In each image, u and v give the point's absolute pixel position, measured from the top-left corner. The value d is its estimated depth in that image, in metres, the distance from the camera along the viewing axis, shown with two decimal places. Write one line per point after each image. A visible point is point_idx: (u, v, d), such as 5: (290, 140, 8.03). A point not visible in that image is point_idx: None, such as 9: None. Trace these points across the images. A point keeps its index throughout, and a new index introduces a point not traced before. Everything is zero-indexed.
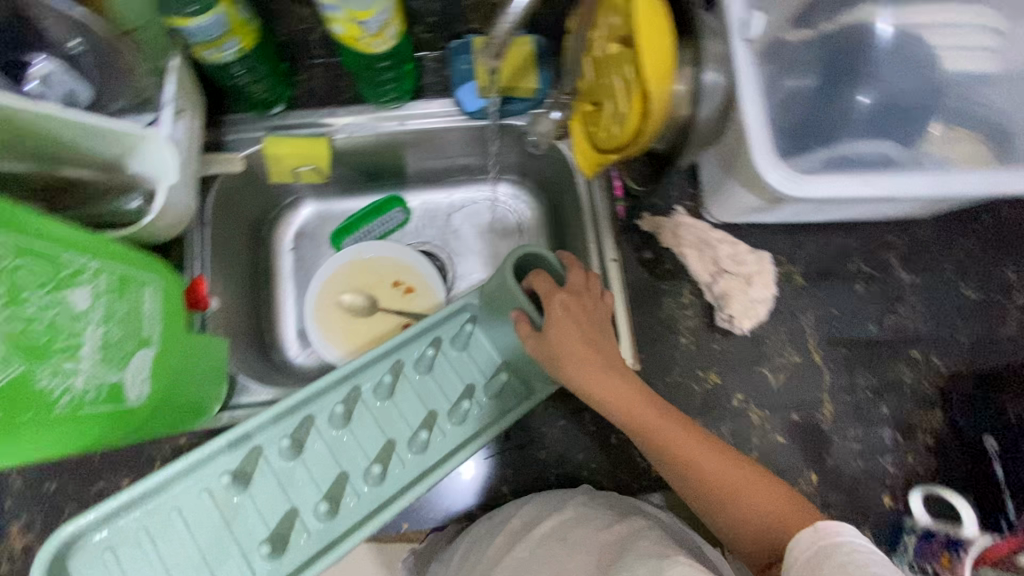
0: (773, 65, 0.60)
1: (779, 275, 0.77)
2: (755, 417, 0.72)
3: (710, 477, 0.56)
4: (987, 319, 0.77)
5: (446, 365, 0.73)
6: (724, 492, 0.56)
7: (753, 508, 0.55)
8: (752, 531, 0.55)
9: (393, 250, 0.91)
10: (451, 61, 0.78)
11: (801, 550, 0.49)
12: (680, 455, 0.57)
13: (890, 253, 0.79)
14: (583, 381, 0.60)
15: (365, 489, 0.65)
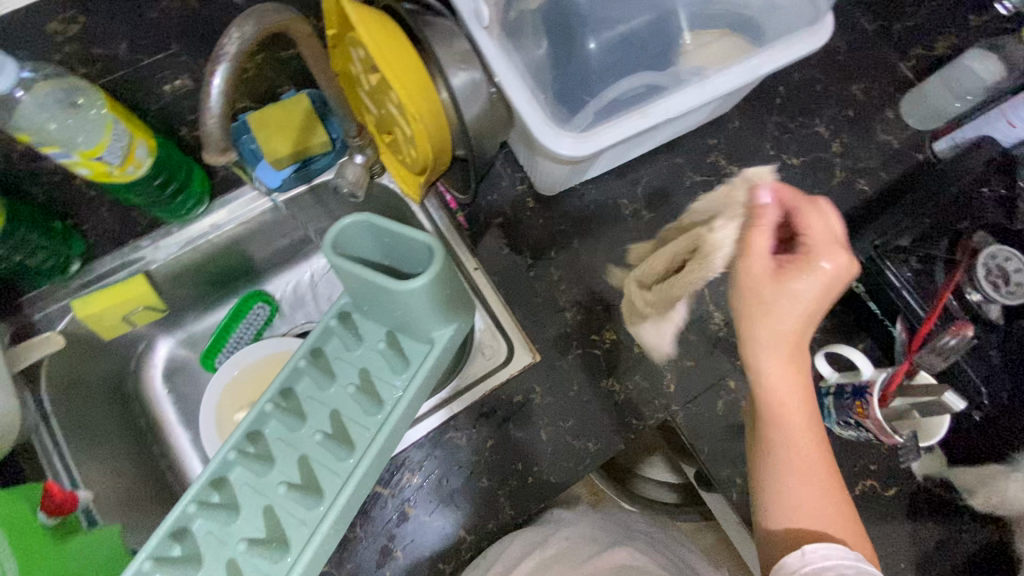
0: (519, 42, 0.61)
1: (628, 216, 0.80)
2: (659, 354, 0.75)
3: (796, 458, 0.55)
4: (816, 177, 0.83)
5: (349, 357, 0.69)
6: (796, 465, 0.55)
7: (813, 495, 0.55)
8: (802, 506, 0.55)
9: (272, 346, 0.86)
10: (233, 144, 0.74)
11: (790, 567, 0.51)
12: (793, 440, 0.55)
13: (716, 155, 0.83)
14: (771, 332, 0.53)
15: (307, 509, 0.61)
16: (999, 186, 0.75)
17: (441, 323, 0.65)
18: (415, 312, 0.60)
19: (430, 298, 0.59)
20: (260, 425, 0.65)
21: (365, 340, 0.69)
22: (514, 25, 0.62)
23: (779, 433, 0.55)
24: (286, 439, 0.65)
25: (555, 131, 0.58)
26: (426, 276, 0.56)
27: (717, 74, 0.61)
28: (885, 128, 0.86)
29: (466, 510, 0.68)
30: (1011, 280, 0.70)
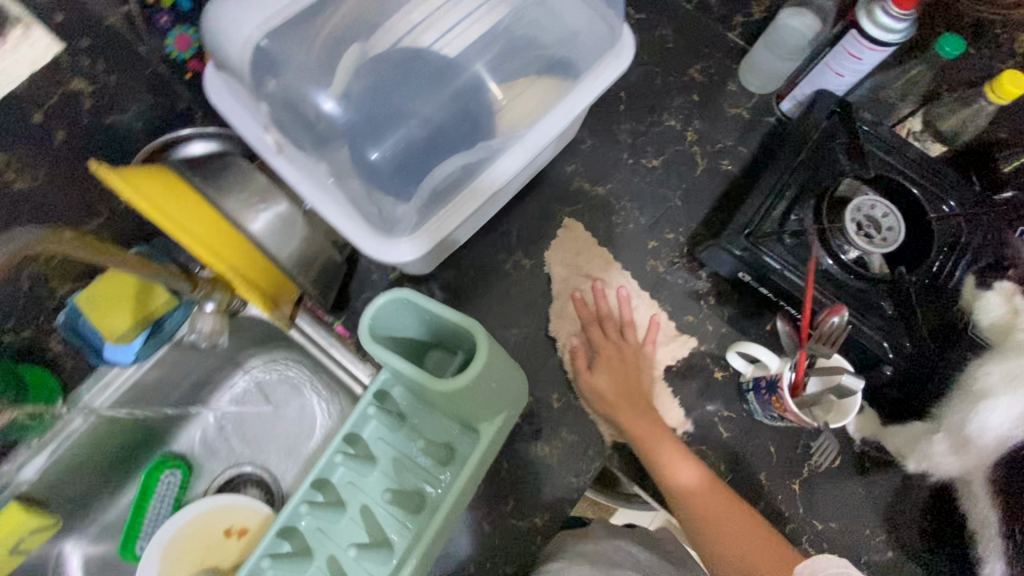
0: (321, 152, 0.56)
1: (509, 269, 0.78)
2: (580, 401, 0.73)
3: (696, 485, 0.64)
4: (681, 172, 0.83)
5: (389, 440, 0.70)
6: (711, 517, 0.62)
7: (740, 534, 0.61)
8: (737, 545, 0.60)
9: (199, 507, 0.79)
10: (77, 337, 0.69)
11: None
12: (675, 463, 0.65)
13: (578, 180, 0.82)
14: (614, 401, 0.69)
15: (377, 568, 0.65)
16: (843, 136, 0.74)
17: (491, 419, 0.63)
18: (461, 407, 0.60)
19: (480, 389, 0.58)
20: (329, 473, 0.67)
21: (407, 420, 0.70)
22: (304, 136, 0.56)
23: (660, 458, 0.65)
24: (325, 532, 0.67)
25: (383, 244, 0.55)
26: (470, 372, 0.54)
27: (530, 132, 0.60)
28: (732, 101, 0.86)
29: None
30: (881, 228, 0.71)
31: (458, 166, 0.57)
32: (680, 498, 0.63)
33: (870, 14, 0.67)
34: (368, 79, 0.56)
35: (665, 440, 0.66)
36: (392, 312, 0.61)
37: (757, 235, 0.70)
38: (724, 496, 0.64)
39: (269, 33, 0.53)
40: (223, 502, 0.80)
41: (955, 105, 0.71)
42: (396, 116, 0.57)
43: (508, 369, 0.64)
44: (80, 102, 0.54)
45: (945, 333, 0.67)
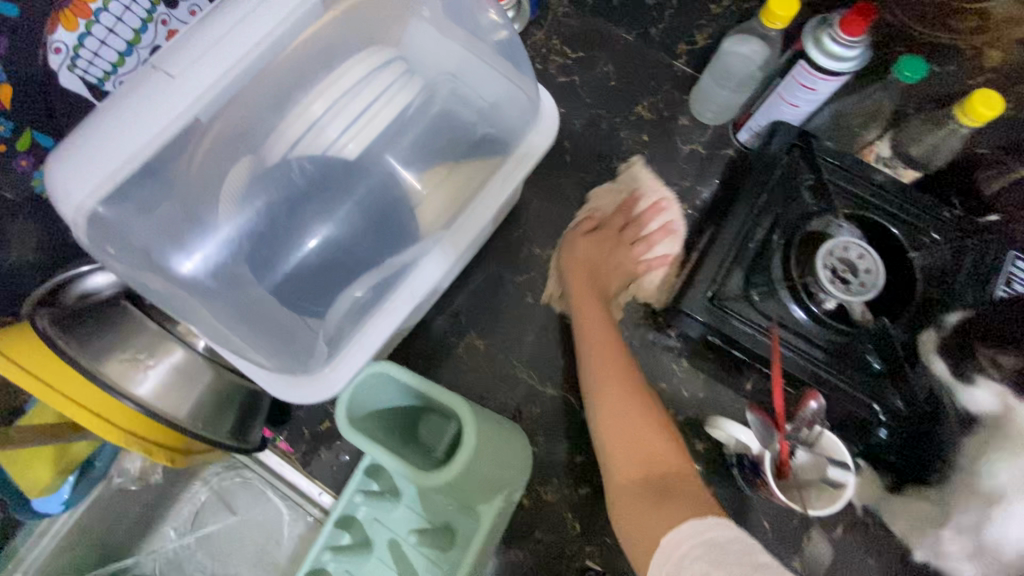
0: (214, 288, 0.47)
1: (462, 353, 0.72)
2: (551, 496, 0.67)
3: (632, 422, 0.59)
4: (637, 224, 0.76)
5: (387, 522, 0.66)
6: (630, 431, 0.58)
7: (661, 453, 0.56)
8: (643, 454, 0.57)
9: None
10: None
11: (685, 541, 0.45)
12: (614, 399, 0.61)
13: (528, 246, 0.75)
14: (584, 325, 0.67)
15: None
16: (807, 172, 0.67)
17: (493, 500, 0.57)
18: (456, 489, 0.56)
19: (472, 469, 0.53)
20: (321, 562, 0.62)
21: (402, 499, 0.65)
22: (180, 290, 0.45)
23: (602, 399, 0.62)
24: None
25: (292, 384, 0.49)
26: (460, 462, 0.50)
27: (450, 233, 0.54)
28: (685, 137, 0.80)
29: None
30: (859, 271, 0.64)
31: (368, 287, 0.52)
32: (603, 416, 0.61)
33: (819, 44, 0.61)
34: (256, 200, 0.49)
35: (610, 351, 0.65)
36: (371, 394, 0.57)
37: (723, 296, 0.64)
38: (645, 415, 0.59)
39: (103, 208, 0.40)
40: None
41: (924, 128, 0.64)
42: (295, 235, 0.51)
43: (501, 437, 0.60)
44: None
45: None
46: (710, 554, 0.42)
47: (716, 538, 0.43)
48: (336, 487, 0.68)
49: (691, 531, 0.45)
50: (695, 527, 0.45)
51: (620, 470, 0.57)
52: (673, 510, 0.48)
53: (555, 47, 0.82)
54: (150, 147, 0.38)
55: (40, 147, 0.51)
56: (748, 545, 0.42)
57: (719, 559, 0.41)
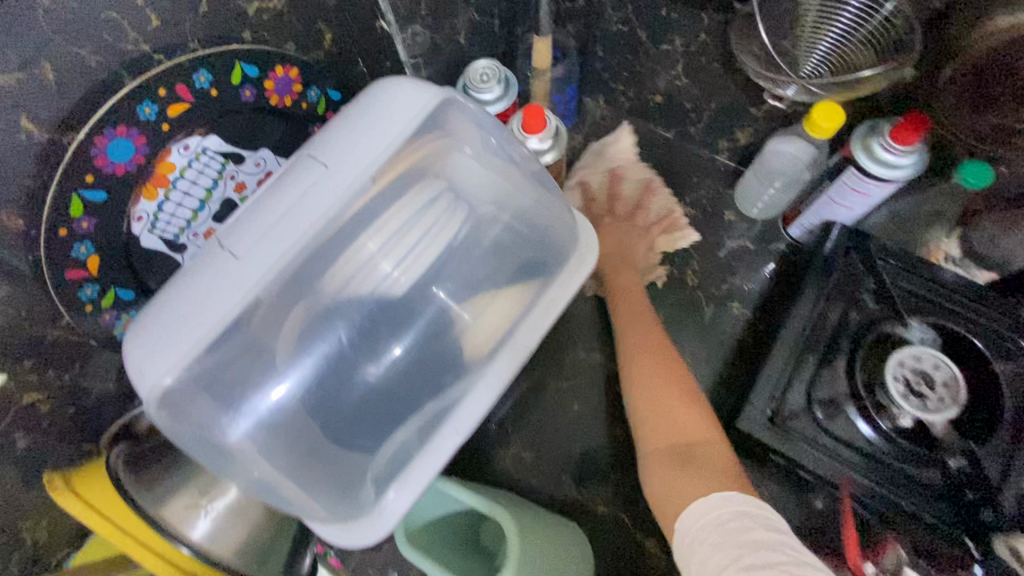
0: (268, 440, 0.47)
1: (510, 465, 0.71)
2: None
3: (676, 416, 0.56)
4: (684, 325, 0.75)
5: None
6: (659, 411, 0.57)
7: (685, 428, 0.55)
8: (674, 427, 0.55)
9: None
10: None
11: (702, 512, 0.44)
12: (650, 388, 0.60)
13: (572, 350, 0.75)
14: (622, 323, 0.69)
15: None
16: (868, 276, 0.64)
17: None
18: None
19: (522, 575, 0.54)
20: None
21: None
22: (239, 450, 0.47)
23: (645, 379, 0.61)
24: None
25: (343, 529, 0.49)
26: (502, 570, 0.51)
27: (493, 366, 0.55)
28: (731, 234, 0.78)
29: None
30: (936, 384, 0.59)
31: (415, 428, 0.53)
32: (637, 389, 0.60)
33: (868, 150, 0.59)
34: (317, 348, 0.50)
35: (649, 336, 0.66)
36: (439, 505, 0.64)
37: (782, 415, 0.60)
38: (679, 383, 0.59)
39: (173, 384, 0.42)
40: None
41: (1004, 224, 0.60)
42: (351, 376, 0.52)
43: (563, 540, 0.60)
44: (37, 410, 0.54)
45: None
46: (721, 530, 0.41)
47: (733, 525, 0.41)
48: None
49: (708, 504, 0.44)
50: (706, 505, 0.44)
51: (648, 444, 0.56)
52: (700, 483, 0.47)
53: (594, 148, 0.84)
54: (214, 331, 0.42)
55: (123, 302, 0.54)
56: (765, 523, 0.41)
57: (734, 541, 0.40)
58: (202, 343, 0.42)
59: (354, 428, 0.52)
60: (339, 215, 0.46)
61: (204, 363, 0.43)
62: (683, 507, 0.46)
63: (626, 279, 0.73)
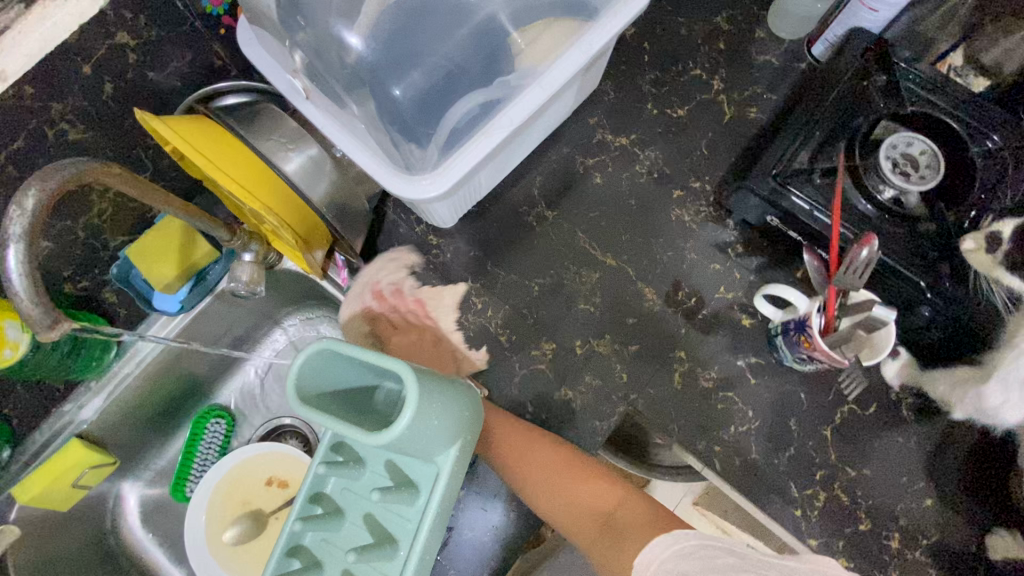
0: (340, 80, 0.58)
1: (532, 221, 0.78)
2: (602, 349, 0.73)
3: (558, 484, 0.60)
4: (705, 122, 0.81)
5: (358, 489, 0.58)
6: (550, 487, 0.60)
7: (587, 503, 0.59)
8: (580, 506, 0.59)
9: (256, 447, 0.85)
10: (128, 286, 0.73)
11: (660, 549, 0.48)
12: (531, 471, 0.61)
13: (601, 131, 0.81)
14: None
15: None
16: (880, 75, 0.71)
17: (469, 425, 0.55)
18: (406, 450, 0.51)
19: (420, 425, 0.49)
20: (298, 537, 0.56)
21: (369, 463, 0.57)
22: (332, 81, 0.57)
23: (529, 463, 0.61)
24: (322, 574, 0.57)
25: (408, 180, 0.56)
26: (403, 417, 0.46)
27: (549, 70, 0.59)
28: (761, 48, 0.84)
29: (480, 559, 0.69)
30: (920, 166, 0.68)
31: (475, 106, 0.58)
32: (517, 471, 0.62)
33: None
34: (394, 19, 0.58)
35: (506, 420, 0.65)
36: (322, 369, 0.51)
37: (784, 176, 0.68)
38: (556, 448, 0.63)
39: None
40: (272, 453, 0.85)
41: (999, 37, 0.69)
42: (423, 52, 0.59)
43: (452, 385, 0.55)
44: (126, 56, 0.58)
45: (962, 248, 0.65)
46: (704, 560, 0.45)
47: (701, 551, 0.46)
48: (413, 321, 0.76)
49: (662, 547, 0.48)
50: (666, 541, 0.48)
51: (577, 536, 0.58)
52: (631, 544, 0.51)
53: None
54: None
55: None
56: (717, 549, 0.46)
57: (709, 564, 0.44)
58: None
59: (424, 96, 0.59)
60: None
61: None
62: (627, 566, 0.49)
63: (666, 87, 0.82)
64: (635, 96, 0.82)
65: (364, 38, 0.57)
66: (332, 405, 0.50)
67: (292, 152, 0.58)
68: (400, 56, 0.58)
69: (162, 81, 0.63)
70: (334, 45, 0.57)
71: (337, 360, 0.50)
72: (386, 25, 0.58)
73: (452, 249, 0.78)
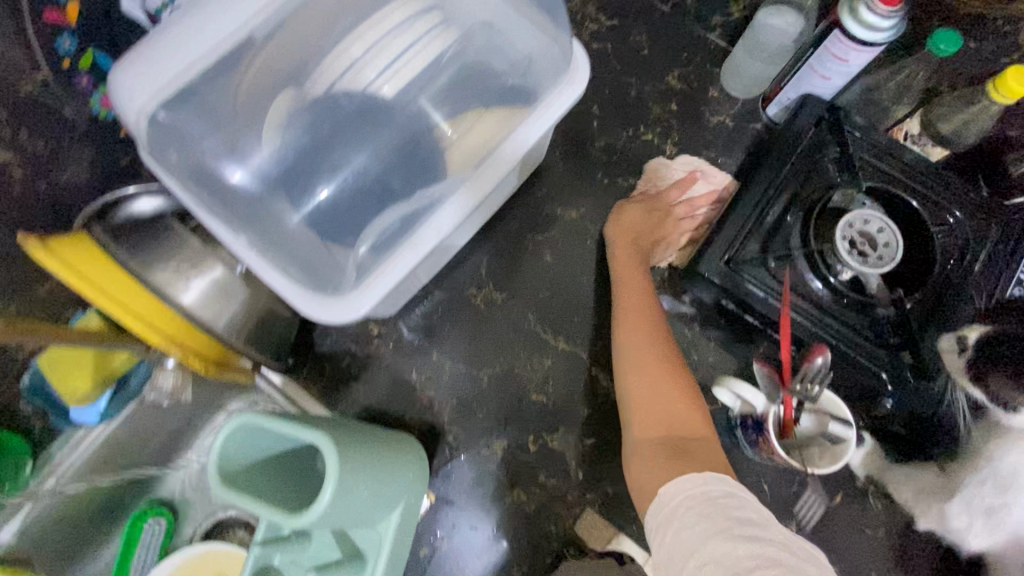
0: (244, 200, 0.50)
1: (480, 304, 0.74)
2: (556, 443, 0.69)
3: (676, 379, 0.59)
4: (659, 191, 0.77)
5: (303, 564, 0.58)
6: (659, 388, 0.59)
7: (667, 409, 0.57)
8: (665, 417, 0.56)
9: (206, 545, 0.79)
10: (40, 398, 0.69)
11: (674, 493, 0.46)
12: (637, 326, 0.65)
13: (550, 203, 0.77)
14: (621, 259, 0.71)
15: None
16: (834, 146, 0.68)
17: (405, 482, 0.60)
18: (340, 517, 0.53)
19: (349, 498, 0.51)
20: None
21: (314, 535, 0.57)
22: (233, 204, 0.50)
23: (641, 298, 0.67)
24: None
25: (323, 304, 0.51)
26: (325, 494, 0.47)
27: (477, 173, 0.55)
28: (714, 108, 0.80)
29: None
30: (878, 245, 0.64)
31: (397, 218, 0.53)
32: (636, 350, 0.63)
33: (853, 13, 0.60)
34: (303, 129, 0.52)
35: (640, 296, 0.67)
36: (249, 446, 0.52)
37: (737, 261, 0.65)
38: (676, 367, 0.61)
39: (165, 104, 0.47)
40: (221, 552, 0.79)
41: (956, 105, 0.64)
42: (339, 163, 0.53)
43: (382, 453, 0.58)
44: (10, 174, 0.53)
45: (931, 338, 0.61)
46: (704, 508, 0.43)
47: (722, 500, 0.43)
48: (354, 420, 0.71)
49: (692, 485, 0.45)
50: (697, 480, 0.46)
51: (638, 437, 0.57)
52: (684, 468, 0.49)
53: (590, 13, 0.83)
54: (211, 55, 0.47)
55: (98, 68, 0.57)
56: (738, 501, 0.43)
57: (723, 515, 0.42)
58: (195, 66, 0.47)
59: (338, 208, 0.53)
60: None
61: (172, 109, 0.47)
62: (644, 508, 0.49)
63: (617, 154, 0.79)
64: (585, 164, 0.78)
65: (269, 152, 0.51)
66: (261, 484, 0.51)
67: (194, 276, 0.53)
68: (308, 166, 0.52)
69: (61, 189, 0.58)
70: (220, 179, 0.49)
71: (267, 437, 0.51)
72: (295, 137, 0.51)
73: (395, 339, 0.73)
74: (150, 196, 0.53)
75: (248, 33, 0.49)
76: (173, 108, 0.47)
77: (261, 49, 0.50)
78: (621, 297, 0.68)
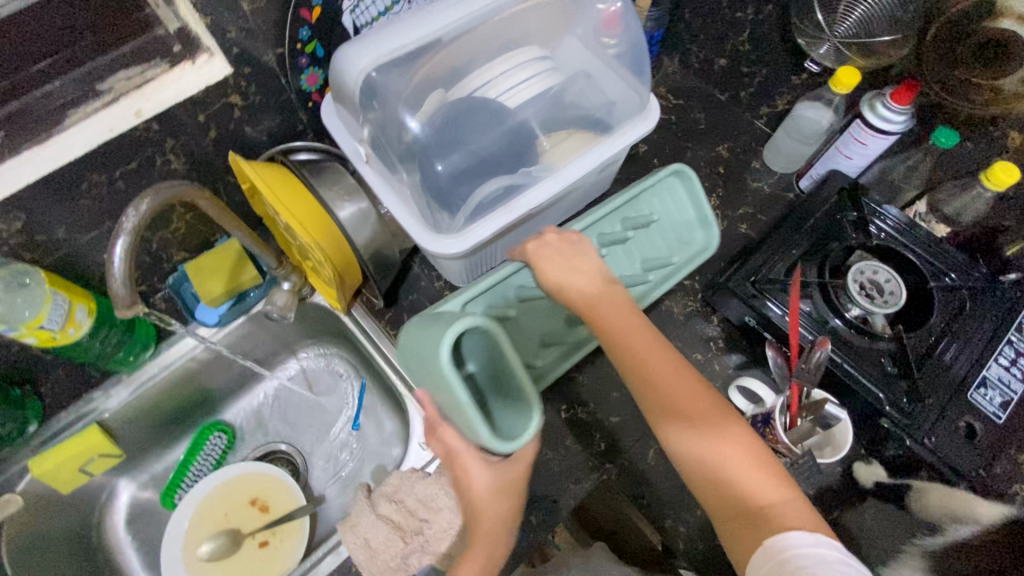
0: (396, 153, 0.70)
1: None
2: (585, 415, 0.79)
3: (691, 411, 0.55)
4: None
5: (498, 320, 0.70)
6: (660, 388, 0.56)
7: (700, 423, 0.55)
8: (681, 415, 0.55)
9: (270, 466, 0.90)
10: (178, 295, 0.84)
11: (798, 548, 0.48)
12: (649, 368, 0.56)
13: None
14: (608, 333, 0.58)
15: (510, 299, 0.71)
16: (852, 211, 0.81)
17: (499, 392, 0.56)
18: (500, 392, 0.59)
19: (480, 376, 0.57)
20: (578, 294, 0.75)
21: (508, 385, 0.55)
22: (391, 154, 0.70)
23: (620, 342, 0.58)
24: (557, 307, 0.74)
25: (436, 238, 0.67)
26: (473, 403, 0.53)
27: (565, 168, 0.72)
28: (755, 176, 0.97)
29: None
30: (883, 290, 0.76)
31: (502, 185, 0.71)
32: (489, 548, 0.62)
33: (873, 109, 0.78)
34: (452, 111, 0.69)
35: (638, 345, 0.58)
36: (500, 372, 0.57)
37: (761, 284, 0.77)
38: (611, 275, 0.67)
39: (376, 67, 0.66)
40: (276, 477, 0.89)
41: (955, 191, 0.79)
42: (477, 140, 0.71)
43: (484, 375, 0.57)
44: (231, 112, 0.72)
45: (935, 377, 0.70)
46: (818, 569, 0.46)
47: (823, 551, 0.47)
48: None
49: (804, 540, 0.48)
50: (813, 538, 0.48)
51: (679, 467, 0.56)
52: (730, 451, 0.54)
53: (661, 93, 1.04)
54: (406, 47, 0.67)
55: (315, 56, 0.73)
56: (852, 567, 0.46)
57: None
58: (393, 50, 0.66)
59: (469, 173, 0.71)
60: (489, 15, 0.71)
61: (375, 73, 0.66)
62: (756, 514, 0.51)
63: None
64: None
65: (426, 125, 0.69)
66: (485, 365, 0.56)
67: (347, 204, 0.72)
68: (452, 139, 0.70)
69: (254, 136, 0.78)
70: (397, 129, 0.69)
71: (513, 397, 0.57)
72: (449, 112, 0.69)
73: None
74: (307, 152, 0.77)
75: (439, 36, 0.68)
76: (382, 69, 0.67)
77: (444, 48, 0.69)
78: (620, 347, 0.58)
